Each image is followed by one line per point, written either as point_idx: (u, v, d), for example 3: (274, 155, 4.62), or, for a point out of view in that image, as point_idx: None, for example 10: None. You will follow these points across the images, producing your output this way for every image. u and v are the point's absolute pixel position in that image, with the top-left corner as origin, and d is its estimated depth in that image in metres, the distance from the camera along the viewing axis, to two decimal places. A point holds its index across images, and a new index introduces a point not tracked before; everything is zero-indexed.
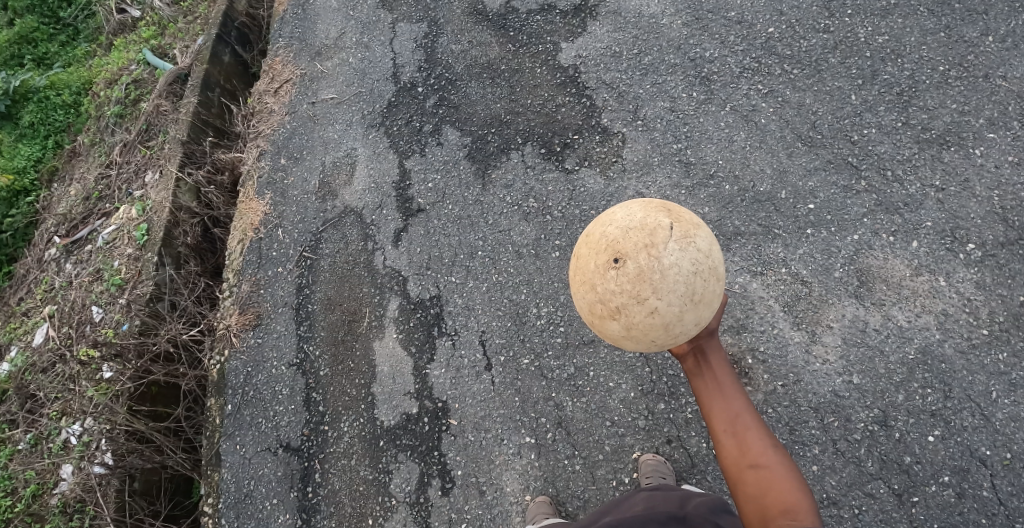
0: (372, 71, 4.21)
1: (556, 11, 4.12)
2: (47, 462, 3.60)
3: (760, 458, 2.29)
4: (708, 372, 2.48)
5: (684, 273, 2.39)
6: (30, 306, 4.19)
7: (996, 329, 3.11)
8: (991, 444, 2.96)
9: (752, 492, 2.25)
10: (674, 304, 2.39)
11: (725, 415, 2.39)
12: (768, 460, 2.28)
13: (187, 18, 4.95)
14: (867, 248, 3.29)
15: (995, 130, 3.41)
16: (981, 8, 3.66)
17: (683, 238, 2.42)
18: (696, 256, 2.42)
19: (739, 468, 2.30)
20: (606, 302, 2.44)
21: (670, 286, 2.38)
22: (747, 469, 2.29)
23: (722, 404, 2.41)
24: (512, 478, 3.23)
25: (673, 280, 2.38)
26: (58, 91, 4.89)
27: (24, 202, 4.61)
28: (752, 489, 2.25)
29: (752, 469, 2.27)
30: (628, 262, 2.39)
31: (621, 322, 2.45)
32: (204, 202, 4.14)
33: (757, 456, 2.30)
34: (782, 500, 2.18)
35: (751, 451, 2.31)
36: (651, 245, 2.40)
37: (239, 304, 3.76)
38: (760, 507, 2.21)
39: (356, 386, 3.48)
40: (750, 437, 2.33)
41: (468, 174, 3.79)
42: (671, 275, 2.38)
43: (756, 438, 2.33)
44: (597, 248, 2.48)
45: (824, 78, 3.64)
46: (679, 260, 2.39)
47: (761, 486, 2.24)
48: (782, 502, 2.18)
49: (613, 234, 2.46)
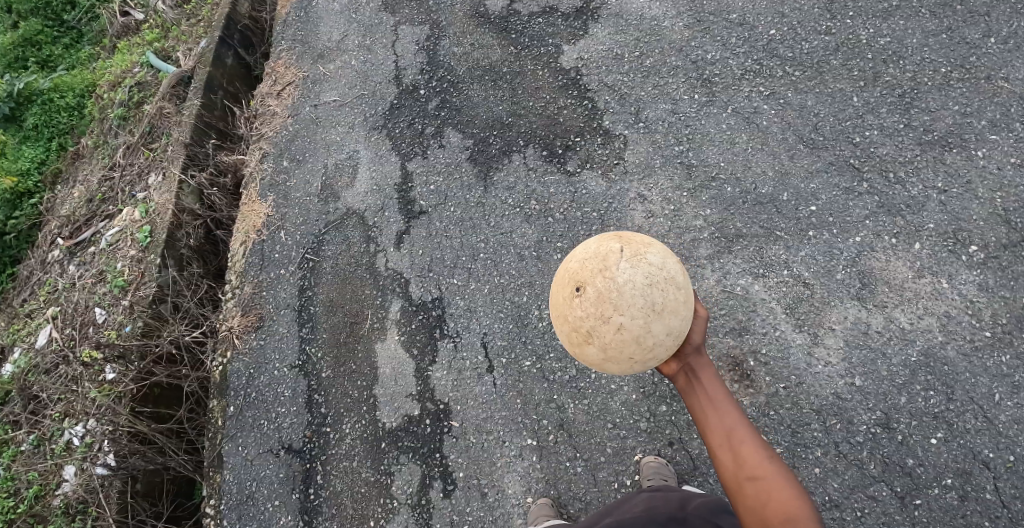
0: (375, 73, 4.22)
1: (557, 14, 4.13)
2: (50, 463, 3.61)
3: (756, 469, 2.26)
4: (698, 387, 2.45)
5: (640, 285, 2.42)
6: (33, 307, 4.20)
7: (999, 331, 3.10)
8: (994, 446, 2.95)
9: (752, 505, 2.22)
10: (637, 317, 2.41)
11: (720, 428, 2.35)
12: (766, 471, 2.25)
13: (191, 21, 4.97)
14: (869, 250, 3.29)
15: (997, 131, 3.41)
16: (983, 10, 3.66)
17: (634, 256, 2.47)
18: (650, 270, 2.46)
19: (737, 482, 2.27)
20: (578, 329, 2.50)
21: (629, 299, 2.42)
22: (746, 482, 2.26)
23: (716, 418, 2.37)
24: (513, 480, 3.23)
25: (631, 295, 2.42)
26: (61, 93, 4.91)
27: (28, 204, 4.62)
28: (752, 502, 2.22)
29: (751, 482, 2.25)
30: (588, 288, 2.46)
31: (596, 345, 2.48)
32: (207, 204, 4.16)
33: (755, 467, 2.26)
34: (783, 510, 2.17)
35: (749, 463, 2.28)
36: (605, 268, 2.46)
37: (242, 305, 3.77)
38: (761, 519, 2.19)
39: (358, 388, 3.49)
40: (747, 448, 2.30)
41: (470, 177, 3.80)
42: (628, 290, 2.42)
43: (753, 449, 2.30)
44: (563, 283, 2.57)
45: (825, 80, 3.64)
46: (632, 276, 2.43)
47: (761, 497, 2.22)
48: (782, 513, 2.17)
49: (573, 266, 2.55)
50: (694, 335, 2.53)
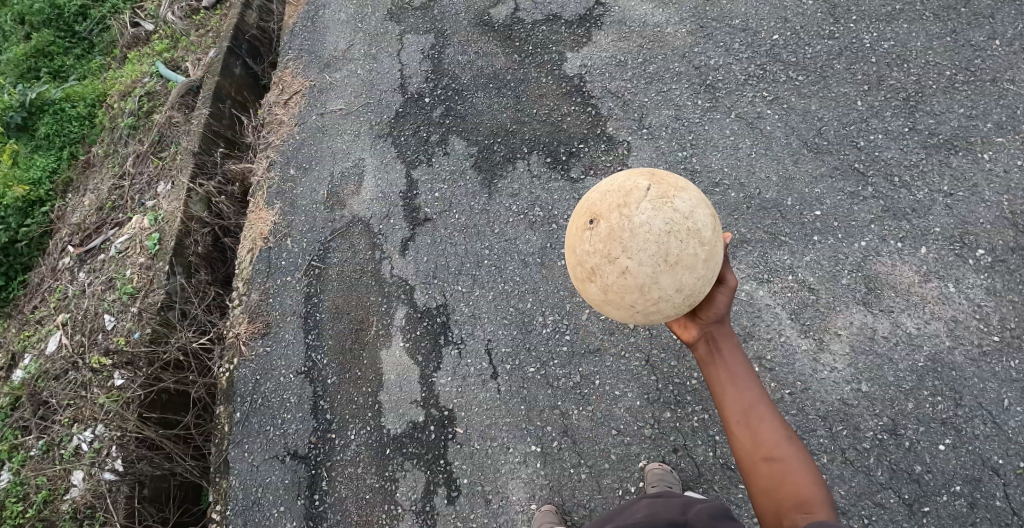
0: (381, 82, 4.26)
1: (561, 21, 4.15)
2: (58, 468, 3.64)
3: (773, 451, 2.27)
4: (716, 358, 2.45)
5: (657, 231, 2.38)
6: (44, 314, 4.27)
7: (1007, 335, 3.07)
8: (1004, 453, 2.91)
9: (765, 484, 2.25)
10: (646, 264, 2.38)
11: (738, 406, 2.36)
12: (784, 452, 2.26)
13: (199, 31, 5.05)
14: (875, 254, 3.27)
15: (1003, 133, 3.39)
16: (987, 12, 3.65)
17: (659, 199, 2.42)
18: (670, 210, 2.41)
19: (754, 461, 2.28)
20: (583, 264, 2.50)
21: (634, 239, 2.38)
22: (759, 460, 2.28)
23: (735, 394, 2.38)
24: (517, 487, 3.22)
25: (644, 239, 2.38)
26: (73, 103, 5.00)
27: (39, 212, 4.68)
28: (766, 481, 2.25)
29: (767, 462, 2.26)
30: (602, 222, 2.44)
31: (598, 284, 2.48)
32: (215, 212, 4.21)
33: (774, 448, 2.28)
34: (796, 491, 2.20)
35: (769, 442, 2.29)
36: (624, 205, 2.42)
37: (249, 312, 3.79)
38: (773, 501, 2.22)
39: (364, 395, 3.49)
40: (764, 428, 2.31)
41: (475, 184, 3.81)
42: (642, 233, 2.38)
43: (776, 431, 2.30)
44: (580, 214, 2.56)
45: (829, 84, 3.63)
46: (651, 219, 2.38)
47: (776, 476, 2.24)
48: (794, 493, 2.20)
49: (594, 198, 2.53)
50: (716, 298, 2.51)
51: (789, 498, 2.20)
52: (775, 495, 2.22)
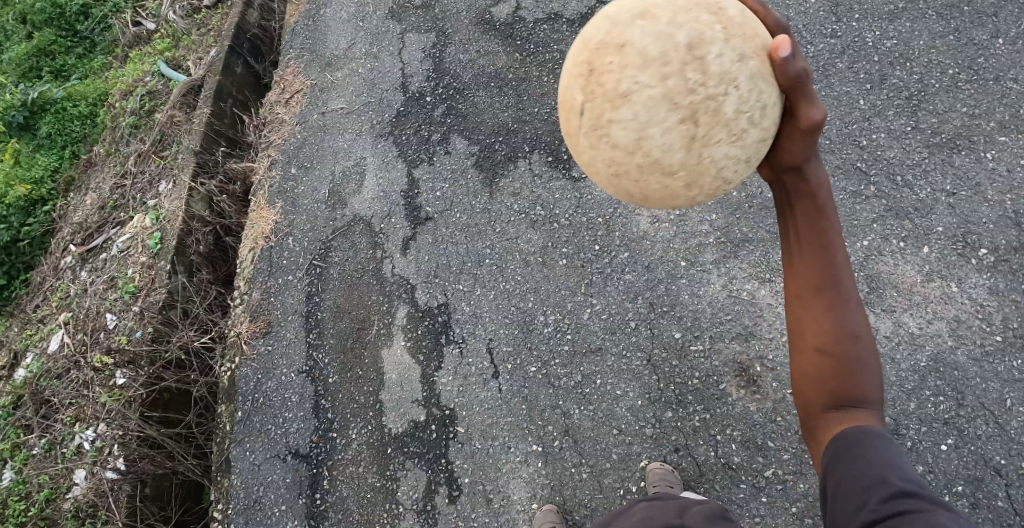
0: (382, 81, 4.25)
1: (562, 20, 4.14)
2: (60, 466, 3.65)
3: (835, 339, 1.93)
4: (794, 214, 2.01)
5: (625, 118, 2.05)
6: (46, 313, 4.28)
7: (1010, 335, 3.06)
8: (1006, 453, 2.90)
9: (812, 373, 1.95)
10: (625, 155, 2.10)
11: (809, 279, 1.96)
12: (848, 344, 1.93)
13: (201, 30, 5.05)
14: (877, 254, 3.26)
15: (1006, 133, 3.38)
16: (990, 11, 3.65)
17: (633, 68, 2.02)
18: (663, 52, 1.99)
19: (818, 348, 1.93)
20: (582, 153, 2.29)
21: (617, 116, 2.07)
22: (827, 348, 1.93)
23: (809, 263, 1.97)
24: (518, 487, 3.21)
25: (618, 129, 2.08)
26: (75, 102, 5.01)
27: (41, 211, 4.69)
28: (815, 370, 1.95)
29: (823, 350, 1.93)
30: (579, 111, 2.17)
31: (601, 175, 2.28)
32: (216, 211, 4.21)
33: (846, 344, 1.92)
34: (856, 394, 1.92)
35: (841, 337, 1.92)
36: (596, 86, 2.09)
37: (250, 311, 3.78)
38: (817, 389, 1.95)
39: (365, 394, 3.49)
40: (833, 312, 1.94)
41: (476, 183, 3.81)
42: (615, 124, 2.08)
43: (857, 324, 1.93)
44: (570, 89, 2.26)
45: (831, 83, 3.62)
46: (622, 103, 2.05)
47: (841, 368, 1.92)
48: (852, 391, 1.93)
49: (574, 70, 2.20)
50: (787, 63, 1.98)
51: (843, 395, 1.93)
52: (833, 388, 1.93)
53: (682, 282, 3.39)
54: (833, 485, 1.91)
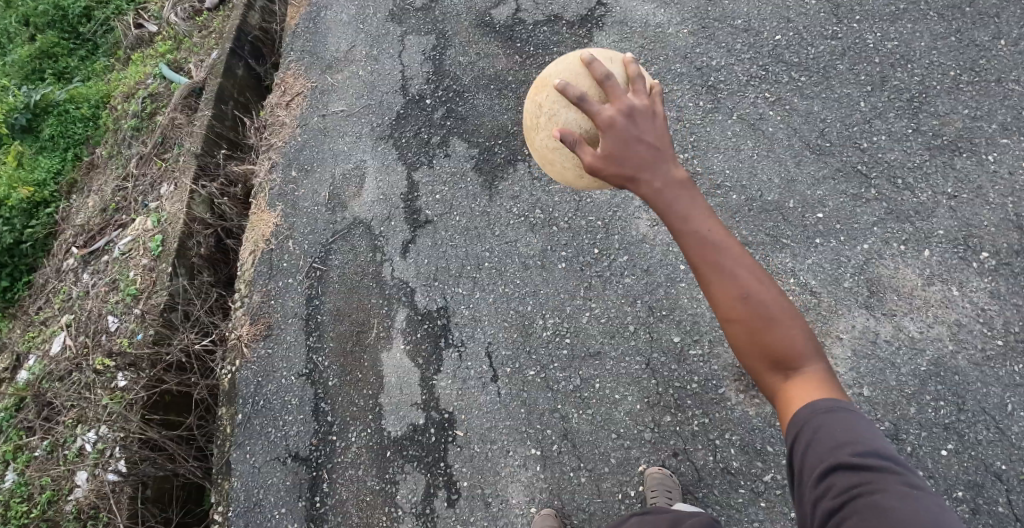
0: (382, 83, 4.26)
1: (561, 22, 4.13)
2: (63, 468, 3.67)
3: (766, 324, 1.96)
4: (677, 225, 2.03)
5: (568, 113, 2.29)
6: (48, 315, 4.30)
7: (1011, 339, 3.04)
8: (1006, 458, 2.88)
9: (754, 347, 1.98)
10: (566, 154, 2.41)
11: (724, 282, 1.98)
12: (781, 333, 1.96)
13: (202, 32, 5.06)
14: (878, 257, 3.24)
15: (1008, 135, 3.35)
16: (993, 12, 3.62)
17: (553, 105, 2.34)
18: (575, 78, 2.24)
19: (734, 317, 1.98)
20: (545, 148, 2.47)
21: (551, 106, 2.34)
22: (744, 320, 1.97)
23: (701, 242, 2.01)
24: (517, 491, 3.20)
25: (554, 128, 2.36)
26: (77, 105, 5.03)
27: (44, 213, 4.71)
28: (756, 348, 1.98)
29: (754, 328, 1.97)
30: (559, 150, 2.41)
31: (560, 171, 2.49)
32: (217, 213, 4.22)
33: (763, 317, 1.96)
34: (783, 353, 1.96)
35: (755, 303, 1.97)
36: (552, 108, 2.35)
37: (250, 314, 3.80)
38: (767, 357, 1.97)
39: (365, 398, 3.50)
40: (757, 297, 1.97)
41: (475, 186, 3.81)
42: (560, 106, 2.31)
43: (769, 300, 1.98)
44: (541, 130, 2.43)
45: (832, 84, 3.60)
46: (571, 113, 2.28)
47: (756, 332, 1.97)
48: (781, 352, 1.96)
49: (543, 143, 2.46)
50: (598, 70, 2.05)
51: (771, 354, 1.97)
52: (759, 345, 1.97)
53: (682, 286, 3.38)
54: (797, 465, 1.88)
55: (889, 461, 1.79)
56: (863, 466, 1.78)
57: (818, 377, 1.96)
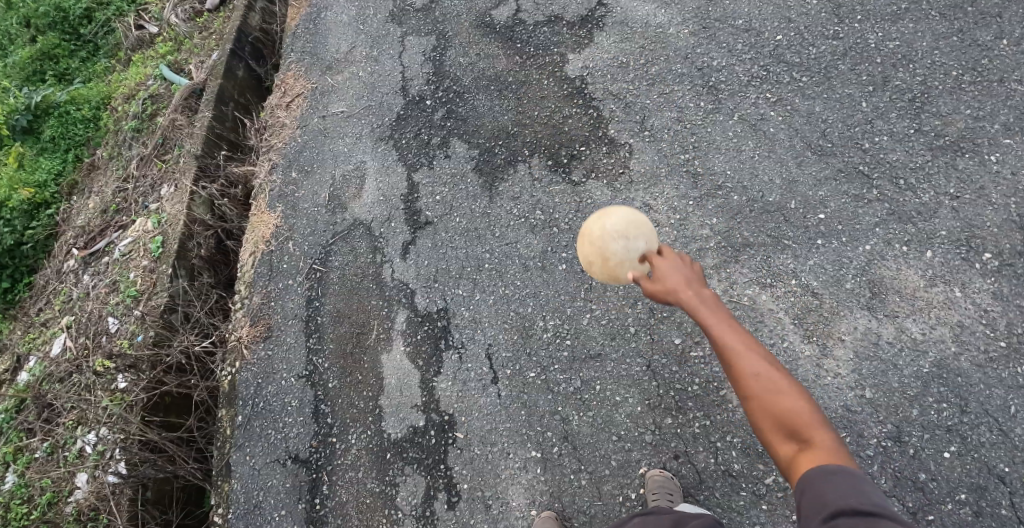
0: (383, 84, 4.25)
1: (562, 23, 4.12)
2: (63, 470, 3.66)
3: (779, 403, 2.08)
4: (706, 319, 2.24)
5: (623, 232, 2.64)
6: (48, 316, 4.30)
7: (1015, 341, 3.02)
8: (1009, 461, 2.86)
9: (769, 423, 2.09)
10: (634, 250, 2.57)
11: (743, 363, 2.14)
12: (791, 410, 2.07)
13: (203, 33, 5.05)
14: (880, 259, 3.22)
15: (1011, 135, 3.33)
16: (995, 12, 3.60)
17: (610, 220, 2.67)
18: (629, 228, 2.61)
19: (751, 395, 2.12)
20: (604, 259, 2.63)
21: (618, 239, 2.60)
22: (759, 394, 2.11)
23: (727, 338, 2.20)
24: (517, 493, 3.19)
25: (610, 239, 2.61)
26: (78, 106, 5.04)
27: (44, 214, 4.71)
28: (770, 421, 2.09)
29: (767, 406, 2.09)
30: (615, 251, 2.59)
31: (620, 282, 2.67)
32: (218, 215, 4.21)
33: (776, 393, 2.09)
34: (795, 424, 2.06)
35: (769, 382, 2.10)
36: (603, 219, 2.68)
37: (250, 316, 3.79)
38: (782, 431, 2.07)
39: (365, 400, 3.49)
40: (766, 381, 2.11)
41: (476, 188, 3.80)
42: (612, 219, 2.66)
43: (784, 379, 2.11)
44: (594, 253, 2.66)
45: (833, 85, 3.59)
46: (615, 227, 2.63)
47: (771, 406, 2.09)
48: (796, 428, 2.05)
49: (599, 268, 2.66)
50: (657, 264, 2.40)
51: (785, 426, 2.07)
52: (774, 419, 2.09)
53: None
54: (803, 520, 1.94)
55: (889, 510, 1.84)
56: (865, 513, 1.84)
57: (831, 453, 2.01)
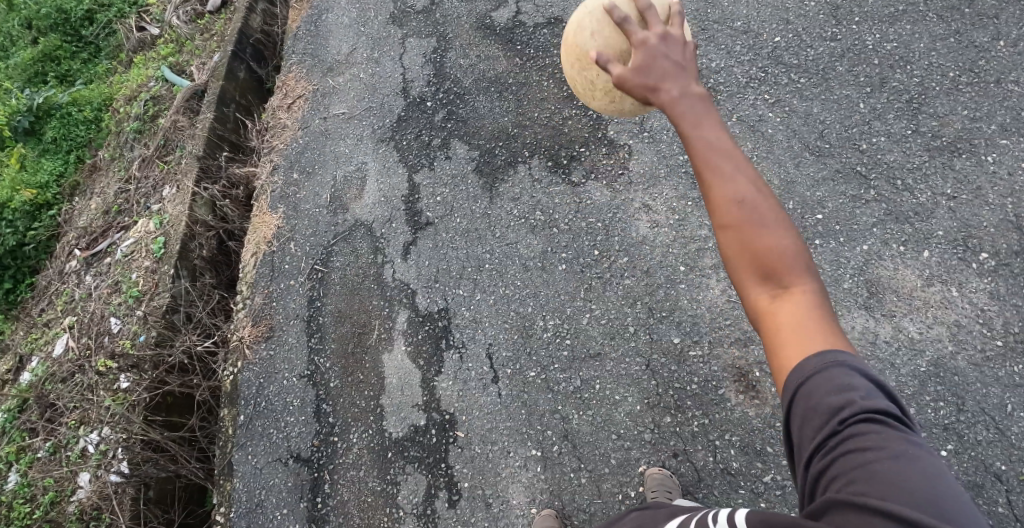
0: (383, 85, 4.27)
1: (562, 24, 4.15)
2: (66, 469, 3.68)
3: (763, 240, 1.73)
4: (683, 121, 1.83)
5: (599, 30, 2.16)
6: (51, 317, 4.32)
7: (1011, 340, 3.04)
8: (1006, 458, 2.85)
9: (743, 259, 1.75)
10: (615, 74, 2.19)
11: (725, 184, 1.76)
12: (772, 245, 1.73)
13: (204, 35, 5.07)
14: (877, 258, 3.25)
15: (1008, 135, 3.36)
16: (991, 14, 3.64)
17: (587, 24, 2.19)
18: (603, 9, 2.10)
19: (727, 222, 1.75)
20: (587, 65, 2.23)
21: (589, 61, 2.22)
22: (733, 218, 1.75)
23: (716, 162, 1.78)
24: (518, 491, 3.19)
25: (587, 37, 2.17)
26: (79, 107, 5.09)
27: (46, 215, 4.75)
28: (746, 256, 1.74)
29: (745, 241, 1.74)
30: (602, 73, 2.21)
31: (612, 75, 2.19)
32: (220, 216, 4.23)
33: (761, 230, 1.73)
34: (773, 260, 1.72)
35: (753, 212, 1.74)
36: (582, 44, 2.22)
37: (252, 316, 3.81)
38: (755, 268, 1.74)
39: (365, 399, 3.51)
40: (756, 213, 1.74)
41: (476, 188, 3.82)
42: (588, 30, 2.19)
43: (767, 204, 1.75)
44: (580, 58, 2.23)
45: (831, 86, 3.62)
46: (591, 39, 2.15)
47: (746, 236, 1.74)
48: (771, 264, 1.73)
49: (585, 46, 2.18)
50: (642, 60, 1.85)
51: (761, 264, 1.73)
52: (749, 254, 1.74)
53: (682, 286, 3.40)
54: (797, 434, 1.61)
55: (891, 416, 1.52)
56: (865, 421, 1.51)
57: (811, 303, 1.70)
